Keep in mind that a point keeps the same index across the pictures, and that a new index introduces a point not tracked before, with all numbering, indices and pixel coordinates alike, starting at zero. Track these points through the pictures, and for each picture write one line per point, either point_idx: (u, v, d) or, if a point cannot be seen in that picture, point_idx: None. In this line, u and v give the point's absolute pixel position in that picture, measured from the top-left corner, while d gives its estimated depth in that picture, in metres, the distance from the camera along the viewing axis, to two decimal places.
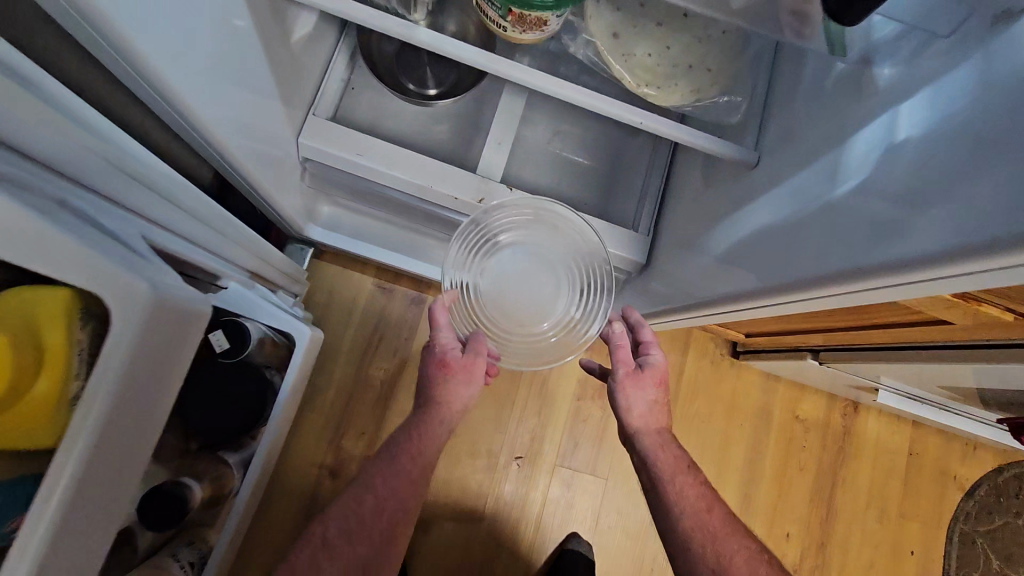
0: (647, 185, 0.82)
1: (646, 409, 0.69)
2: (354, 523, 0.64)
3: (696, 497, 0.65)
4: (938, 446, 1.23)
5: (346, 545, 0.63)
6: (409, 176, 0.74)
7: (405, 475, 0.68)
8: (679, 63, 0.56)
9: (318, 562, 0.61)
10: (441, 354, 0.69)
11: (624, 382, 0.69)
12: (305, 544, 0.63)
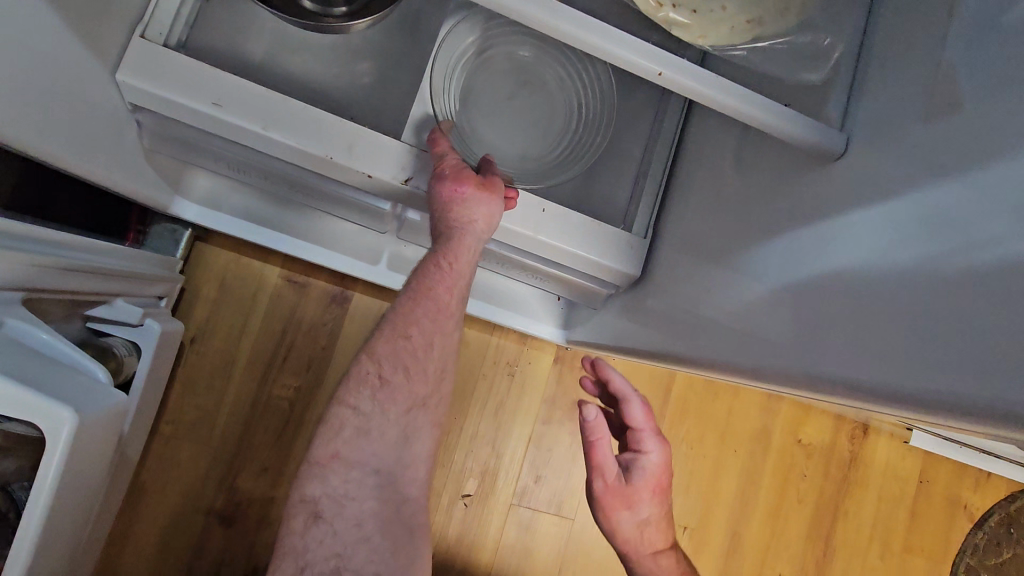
0: (644, 165, 0.58)
1: (636, 539, 0.57)
2: (408, 359, 0.48)
3: None
4: (951, 471, 1.08)
5: (405, 383, 0.48)
6: (305, 144, 0.49)
7: (450, 310, 0.51)
8: None
9: (379, 404, 0.46)
10: (452, 173, 0.48)
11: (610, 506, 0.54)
12: (355, 385, 0.47)
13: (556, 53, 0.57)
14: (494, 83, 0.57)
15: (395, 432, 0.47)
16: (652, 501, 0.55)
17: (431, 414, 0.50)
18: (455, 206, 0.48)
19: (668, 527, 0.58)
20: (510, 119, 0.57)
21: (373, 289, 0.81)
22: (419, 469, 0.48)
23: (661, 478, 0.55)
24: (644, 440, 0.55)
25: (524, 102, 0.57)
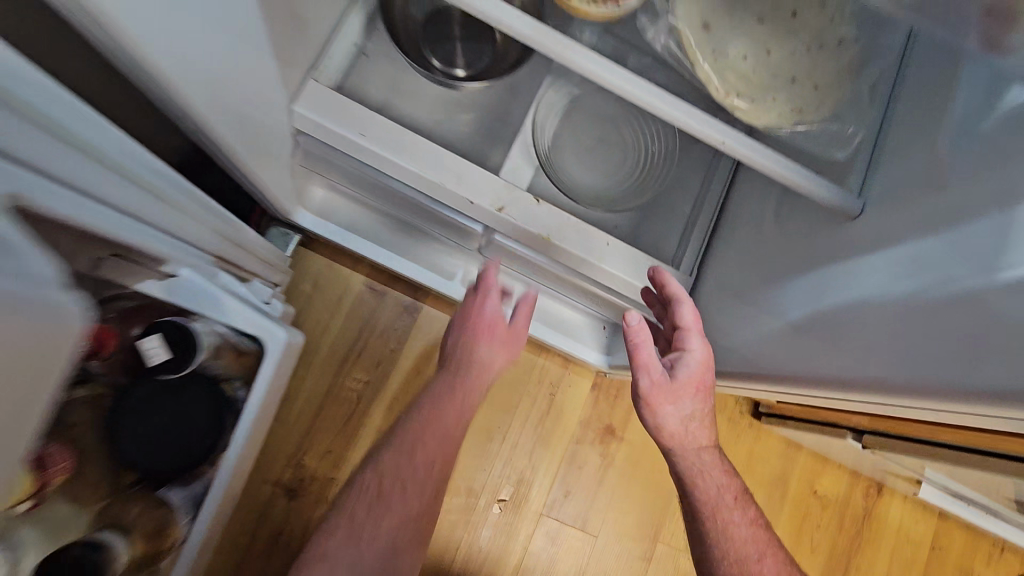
0: (695, 217, 0.69)
1: (678, 431, 0.60)
2: (404, 479, 0.62)
3: (741, 536, 0.60)
4: (963, 542, 1.11)
5: (399, 500, 0.61)
6: (424, 170, 0.61)
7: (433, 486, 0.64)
8: (778, 74, 0.45)
9: (373, 516, 0.60)
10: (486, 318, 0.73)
11: (654, 396, 0.58)
12: (359, 495, 0.61)
13: (629, 122, 0.70)
14: (576, 138, 0.70)
15: (384, 538, 0.59)
16: (694, 395, 0.58)
17: (418, 526, 0.63)
18: (482, 344, 0.72)
19: (708, 425, 0.61)
20: (586, 168, 0.69)
21: (441, 303, 0.93)
22: (403, 560, 0.60)
23: (704, 374, 0.58)
24: (686, 339, 0.59)
25: (599, 155, 0.70)
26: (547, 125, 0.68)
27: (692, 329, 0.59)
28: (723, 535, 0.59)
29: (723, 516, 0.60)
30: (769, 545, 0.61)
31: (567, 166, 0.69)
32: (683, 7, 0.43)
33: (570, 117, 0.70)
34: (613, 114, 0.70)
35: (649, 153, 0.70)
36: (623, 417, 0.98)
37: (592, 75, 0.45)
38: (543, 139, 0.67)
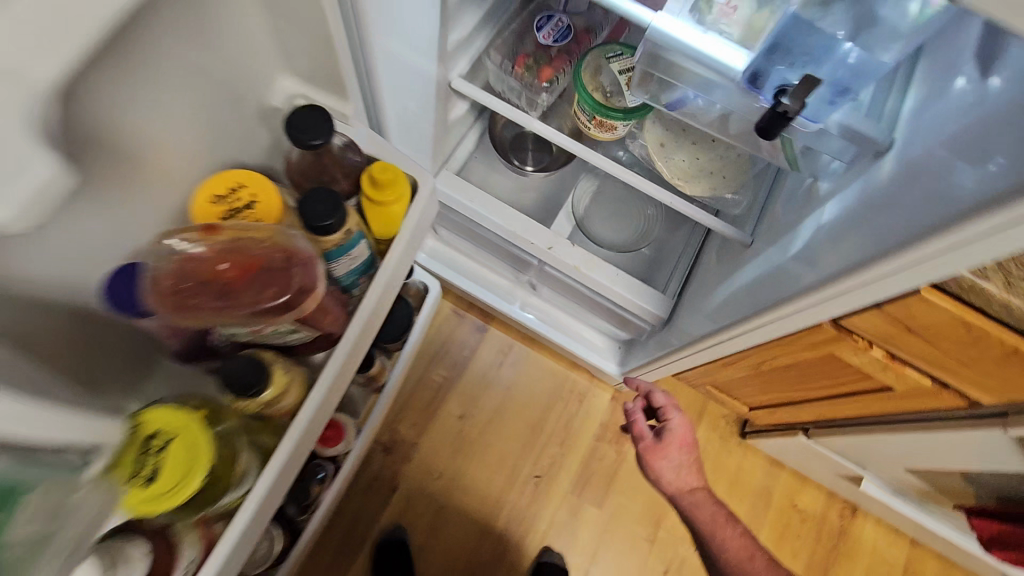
0: (678, 261, 1.05)
1: (677, 477, 0.96)
2: None
3: (739, 546, 0.91)
4: (936, 570, 1.27)
5: None
6: (504, 221, 1.01)
7: None
8: (704, 169, 0.82)
9: None
10: None
11: (653, 458, 0.96)
12: None
13: (635, 202, 1.09)
14: (601, 210, 1.09)
15: None
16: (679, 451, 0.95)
17: None
18: None
19: (695, 470, 0.96)
20: (606, 229, 1.08)
21: (501, 325, 1.29)
22: None
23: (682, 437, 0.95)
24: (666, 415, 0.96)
25: (615, 221, 1.09)
26: (582, 202, 1.07)
27: (669, 409, 0.96)
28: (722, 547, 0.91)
29: (719, 531, 0.92)
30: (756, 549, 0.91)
31: (595, 226, 1.08)
32: (649, 133, 0.82)
33: (598, 197, 1.10)
34: (626, 196, 1.10)
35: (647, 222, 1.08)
36: None
37: (599, 163, 0.83)
38: (580, 209, 1.07)
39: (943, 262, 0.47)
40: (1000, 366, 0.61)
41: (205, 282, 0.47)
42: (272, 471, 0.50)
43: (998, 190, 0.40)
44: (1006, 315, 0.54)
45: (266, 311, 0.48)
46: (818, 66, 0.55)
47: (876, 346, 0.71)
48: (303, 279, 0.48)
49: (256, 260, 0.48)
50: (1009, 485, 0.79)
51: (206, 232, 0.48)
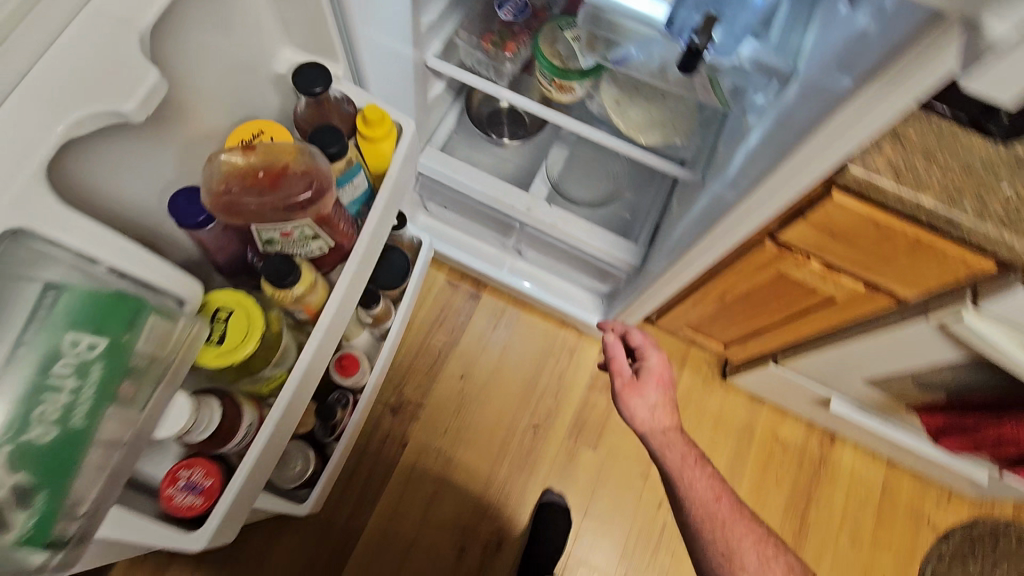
0: (646, 214, 1.15)
1: (651, 417, 0.95)
2: None
3: (706, 489, 0.92)
4: (913, 489, 1.35)
5: None
6: (485, 189, 1.12)
7: None
8: (656, 121, 0.93)
9: None
10: None
11: (628, 394, 0.95)
12: None
13: (605, 164, 1.19)
14: (576, 174, 1.19)
15: None
16: (655, 388, 0.95)
17: None
18: None
19: (671, 411, 0.95)
20: (580, 190, 1.18)
21: (494, 292, 1.41)
22: None
23: (660, 375, 0.96)
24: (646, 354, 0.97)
25: (588, 183, 1.19)
26: (557, 168, 1.18)
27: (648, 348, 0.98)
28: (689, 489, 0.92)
29: (687, 472, 0.92)
30: (721, 492, 0.92)
31: (570, 189, 1.18)
32: (604, 93, 0.93)
33: (572, 163, 1.19)
34: (596, 160, 1.20)
35: (617, 182, 1.19)
36: None
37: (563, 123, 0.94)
38: (555, 174, 1.17)
39: (830, 151, 0.58)
40: (911, 258, 0.71)
41: (248, 186, 0.52)
42: (303, 363, 0.56)
43: (855, 85, 0.51)
44: (899, 204, 0.64)
45: (295, 208, 0.52)
46: (724, 13, 0.69)
47: (813, 258, 0.81)
48: (325, 182, 0.53)
49: (286, 165, 0.53)
50: (947, 379, 0.89)
51: (244, 147, 0.52)
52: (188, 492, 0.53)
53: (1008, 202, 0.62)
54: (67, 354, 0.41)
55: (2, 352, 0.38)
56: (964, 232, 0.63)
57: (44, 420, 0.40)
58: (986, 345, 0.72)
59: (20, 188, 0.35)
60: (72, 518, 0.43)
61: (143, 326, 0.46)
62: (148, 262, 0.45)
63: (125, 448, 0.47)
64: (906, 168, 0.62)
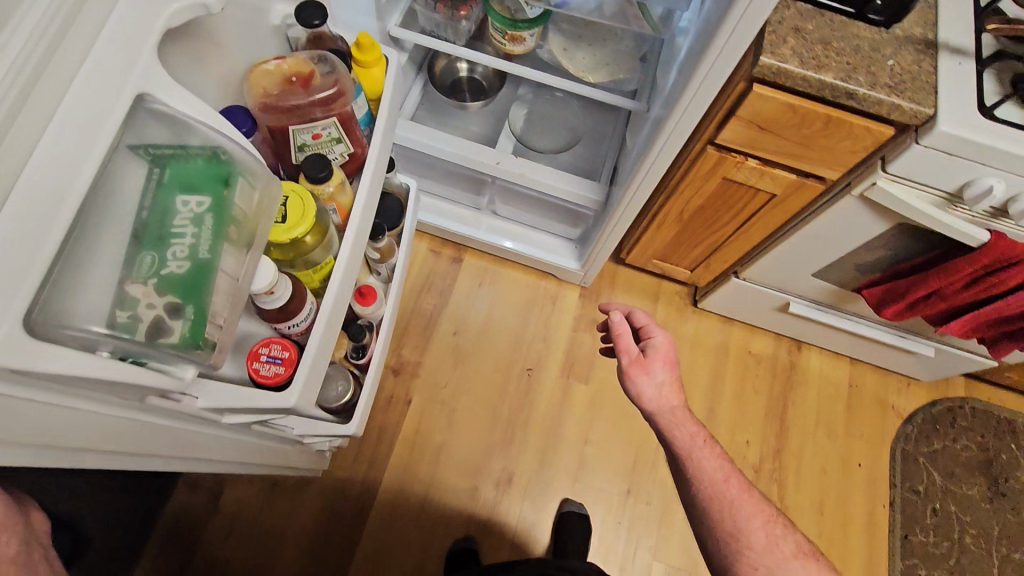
0: (606, 156, 1.27)
1: (658, 395, 0.89)
2: None
3: (717, 470, 0.86)
4: (876, 381, 1.49)
5: None
6: (456, 148, 1.22)
7: None
8: (601, 62, 1.05)
9: None
10: None
11: (634, 371, 0.89)
12: None
13: (563, 117, 1.31)
14: (538, 128, 1.30)
15: None
16: (662, 365, 0.89)
17: None
18: None
19: (678, 388, 0.89)
20: (543, 141, 1.29)
21: (475, 253, 1.51)
22: None
23: (665, 351, 0.90)
24: (650, 329, 0.91)
25: (550, 134, 1.29)
26: (519, 125, 1.28)
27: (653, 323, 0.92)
28: (697, 468, 0.86)
29: (696, 453, 0.86)
30: (731, 472, 0.86)
31: (534, 142, 1.28)
32: (552, 43, 1.05)
33: (534, 118, 1.30)
34: (554, 113, 1.31)
35: (576, 131, 1.30)
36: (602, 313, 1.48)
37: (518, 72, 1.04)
38: (518, 129, 1.28)
39: (739, 42, 0.70)
40: (827, 137, 0.83)
41: (285, 92, 0.62)
42: (346, 254, 0.66)
43: None
44: (807, 87, 0.76)
45: (326, 108, 0.63)
46: None
47: (749, 157, 0.93)
48: (345, 84, 0.65)
49: (313, 71, 0.63)
50: (879, 252, 1.02)
51: (276, 58, 0.62)
52: (268, 363, 0.60)
53: (891, 74, 0.76)
54: (182, 211, 0.46)
55: (130, 213, 0.43)
56: (862, 103, 0.76)
57: (182, 265, 0.45)
58: (899, 204, 0.85)
59: (144, 64, 0.40)
60: (215, 326, 0.49)
61: (235, 188, 0.50)
62: (225, 125, 0.49)
63: (241, 286, 0.52)
64: (807, 55, 0.75)
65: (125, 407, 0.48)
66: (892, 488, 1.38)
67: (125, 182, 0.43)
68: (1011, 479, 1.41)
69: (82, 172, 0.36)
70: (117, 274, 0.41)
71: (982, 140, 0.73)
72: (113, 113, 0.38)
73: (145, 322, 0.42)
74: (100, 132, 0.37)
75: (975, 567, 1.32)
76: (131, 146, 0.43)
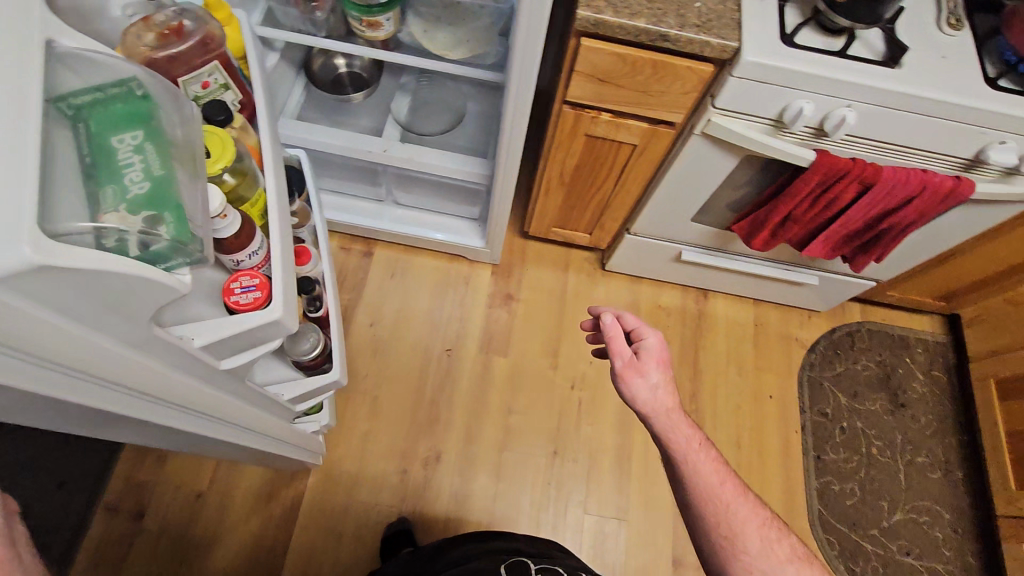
0: (490, 133, 1.32)
1: (654, 397, 0.85)
2: None
3: (714, 471, 0.86)
4: (779, 317, 1.58)
5: None
6: (341, 141, 1.24)
7: None
8: (461, 39, 1.09)
9: None
10: None
11: (628, 374, 0.86)
12: None
13: (447, 100, 1.34)
14: (423, 112, 1.33)
15: None
16: (658, 368, 0.86)
17: None
18: None
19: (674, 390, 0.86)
20: (429, 124, 1.32)
21: (384, 245, 1.53)
22: None
23: (660, 352, 0.87)
24: (645, 329, 0.88)
25: (435, 117, 1.33)
26: (404, 112, 1.32)
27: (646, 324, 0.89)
28: (693, 472, 0.85)
29: (695, 458, 0.84)
30: (725, 471, 0.86)
31: (420, 125, 1.32)
32: (411, 26, 1.09)
33: (418, 104, 1.33)
34: (437, 96, 1.35)
35: (460, 111, 1.34)
36: (515, 287, 1.53)
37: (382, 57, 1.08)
38: (403, 115, 1.31)
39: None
40: (659, 82, 0.90)
41: (163, 47, 0.64)
42: (273, 185, 0.66)
43: None
44: (625, 34, 0.83)
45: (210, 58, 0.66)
46: None
47: (602, 112, 1.00)
48: (216, 29, 0.67)
49: (182, 21, 0.65)
50: (740, 185, 1.10)
51: (143, 19, 0.64)
52: (240, 294, 0.59)
53: (699, 14, 0.82)
54: (121, 145, 0.48)
55: (73, 157, 0.45)
56: (677, 44, 0.83)
57: (142, 189, 0.47)
58: (734, 137, 0.92)
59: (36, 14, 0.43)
60: (199, 226, 0.50)
61: (164, 120, 0.52)
62: (124, 68, 0.51)
63: (208, 200, 0.54)
64: (621, 5, 0.81)
65: (132, 345, 0.46)
66: (802, 414, 1.47)
67: (57, 136, 0.44)
68: (908, 389, 1.53)
69: (24, 86, 0.37)
70: (85, 207, 0.43)
71: (782, 66, 0.81)
72: (28, 48, 0.40)
73: (131, 237, 0.44)
74: (23, 54, 0.39)
75: (882, 474, 1.43)
76: (48, 103, 0.45)
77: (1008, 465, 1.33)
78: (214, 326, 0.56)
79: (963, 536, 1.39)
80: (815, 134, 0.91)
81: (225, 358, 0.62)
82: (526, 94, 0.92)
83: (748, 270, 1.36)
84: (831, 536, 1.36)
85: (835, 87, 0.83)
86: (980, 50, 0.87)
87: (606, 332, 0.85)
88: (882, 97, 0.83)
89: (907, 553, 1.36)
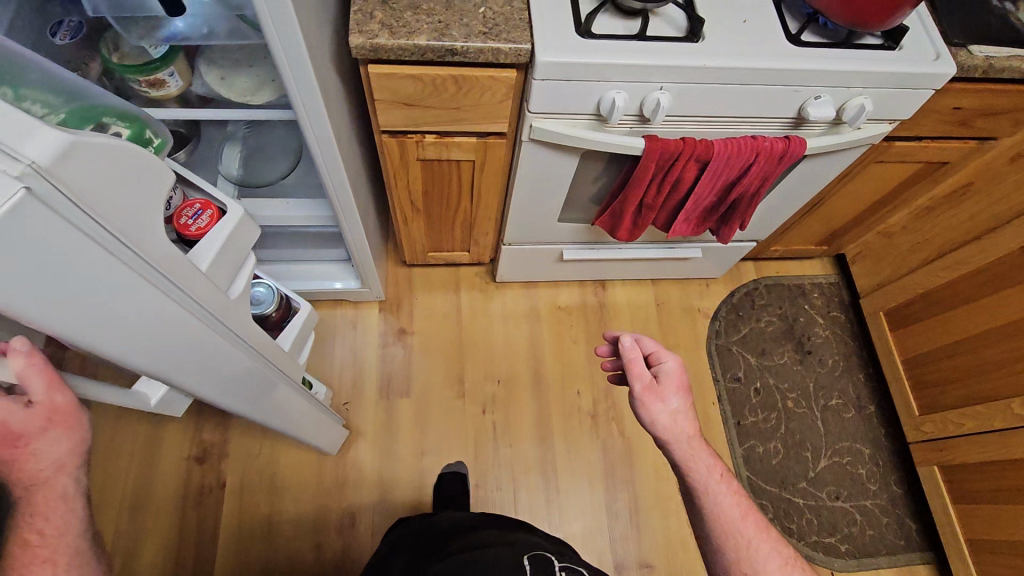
0: None
1: (672, 423, 0.86)
2: None
3: (736, 503, 0.84)
4: (679, 291, 1.57)
5: None
6: None
7: None
8: (265, 80, 0.98)
9: None
10: None
11: (646, 398, 0.87)
12: None
13: (282, 142, 1.23)
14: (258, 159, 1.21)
15: None
16: (677, 393, 0.87)
17: None
18: None
19: (693, 417, 0.87)
20: (264, 172, 1.21)
21: None
22: None
23: (680, 378, 0.88)
24: (665, 354, 0.89)
25: (273, 162, 1.22)
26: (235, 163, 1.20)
27: (665, 350, 0.90)
28: (713, 504, 0.83)
29: (714, 487, 0.84)
30: (747, 506, 0.84)
31: (255, 175, 1.20)
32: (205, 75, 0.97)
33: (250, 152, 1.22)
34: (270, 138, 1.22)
35: (298, 151, 1.24)
36: (407, 319, 1.45)
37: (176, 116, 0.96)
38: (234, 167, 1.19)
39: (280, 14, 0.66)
40: (466, 96, 0.84)
41: None
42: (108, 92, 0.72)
43: None
44: (410, 55, 0.76)
45: None
46: None
47: (424, 134, 0.93)
48: None
49: None
50: (593, 178, 1.05)
51: None
52: (196, 220, 0.68)
53: (484, 20, 0.77)
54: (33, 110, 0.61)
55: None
56: (469, 56, 0.77)
57: (74, 113, 0.66)
58: (559, 138, 0.88)
59: None
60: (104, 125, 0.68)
61: (51, 70, 0.63)
62: None
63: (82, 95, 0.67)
64: (398, 26, 0.74)
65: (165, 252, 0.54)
66: (716, 384, 1.47)
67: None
68: (811, 335, 1.55)
69: None
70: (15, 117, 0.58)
71: (580, 61, 0.76)
72: None
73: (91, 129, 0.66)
74: None
75: (801, 426, 1.44)
76: None
77: (908, 390, 1.37)
78: (201, 247, 0.65)
79: (884, 467, 1.43)
80: (639, 122, 0.88)
81: (231, 288, 0.70)
82: (326, 135, 0.88)
83: (631, 255, 1.34)
84: (763, 500, 1.36)
85: (641, 73, 0.79)
86: (779, 6, 0.86)
87: (626, 354, 0.87)
88: (690, 75, 0.80)
89: (836, 497, 1.38)
